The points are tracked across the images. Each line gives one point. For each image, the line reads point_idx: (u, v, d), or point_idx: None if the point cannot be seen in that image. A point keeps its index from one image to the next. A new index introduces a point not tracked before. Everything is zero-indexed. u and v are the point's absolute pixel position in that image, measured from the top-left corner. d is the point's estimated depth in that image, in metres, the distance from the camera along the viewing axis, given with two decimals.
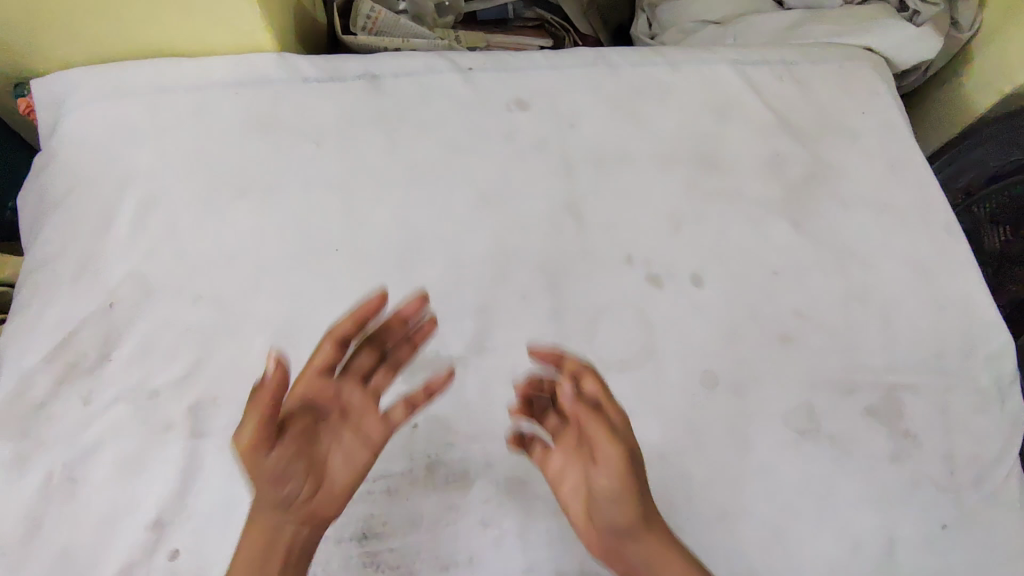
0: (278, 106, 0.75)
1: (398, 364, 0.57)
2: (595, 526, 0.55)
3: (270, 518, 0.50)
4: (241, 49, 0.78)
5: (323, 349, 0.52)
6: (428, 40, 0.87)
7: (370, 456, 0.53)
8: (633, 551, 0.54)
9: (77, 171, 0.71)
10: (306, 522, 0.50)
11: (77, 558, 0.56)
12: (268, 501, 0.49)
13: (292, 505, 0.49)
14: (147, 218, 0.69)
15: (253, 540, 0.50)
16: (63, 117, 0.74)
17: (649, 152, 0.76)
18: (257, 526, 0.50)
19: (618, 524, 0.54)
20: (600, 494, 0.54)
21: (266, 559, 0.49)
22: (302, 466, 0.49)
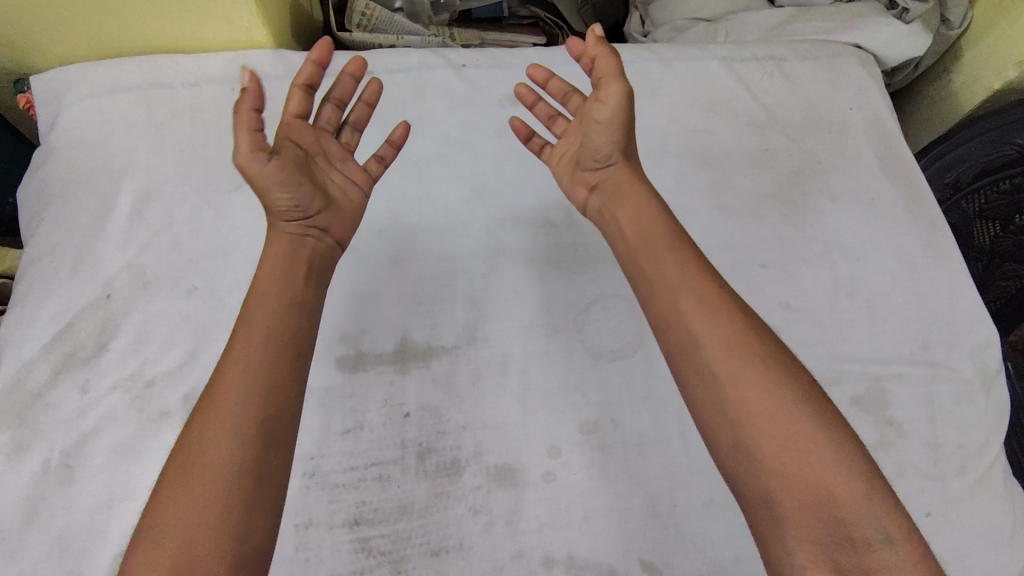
0: (274, 101, 0.76)
1: (359, 125, 0.64)
2: (688, 337, 0.49)
3: (268, 325, 0.49)
4: (238, 46, 0.79)
5: (295, 97, 0.56)
6: (423, 37, 0.88)
7: (361, 192, 0.61)
8: (730, 361, 0.47)
9: (75, 165, 0.72)
10: (311, 271, 0.54)
11: (73, 543, 0.57)
12: (279, 254, 0.53)
13: (291, 275, 0.52)
14: (145, 212, 0.70)
15: (241, 354, 0.47)
16: (62, 112, 0.75)
17: (640, 147, 0.77)
18: (237, 349, 0.48)
19: (704, 336, 0.48)
20: (687, 305, 0.50)
21: (259, 368, 0.47)
22: (302, 170, 0.54)
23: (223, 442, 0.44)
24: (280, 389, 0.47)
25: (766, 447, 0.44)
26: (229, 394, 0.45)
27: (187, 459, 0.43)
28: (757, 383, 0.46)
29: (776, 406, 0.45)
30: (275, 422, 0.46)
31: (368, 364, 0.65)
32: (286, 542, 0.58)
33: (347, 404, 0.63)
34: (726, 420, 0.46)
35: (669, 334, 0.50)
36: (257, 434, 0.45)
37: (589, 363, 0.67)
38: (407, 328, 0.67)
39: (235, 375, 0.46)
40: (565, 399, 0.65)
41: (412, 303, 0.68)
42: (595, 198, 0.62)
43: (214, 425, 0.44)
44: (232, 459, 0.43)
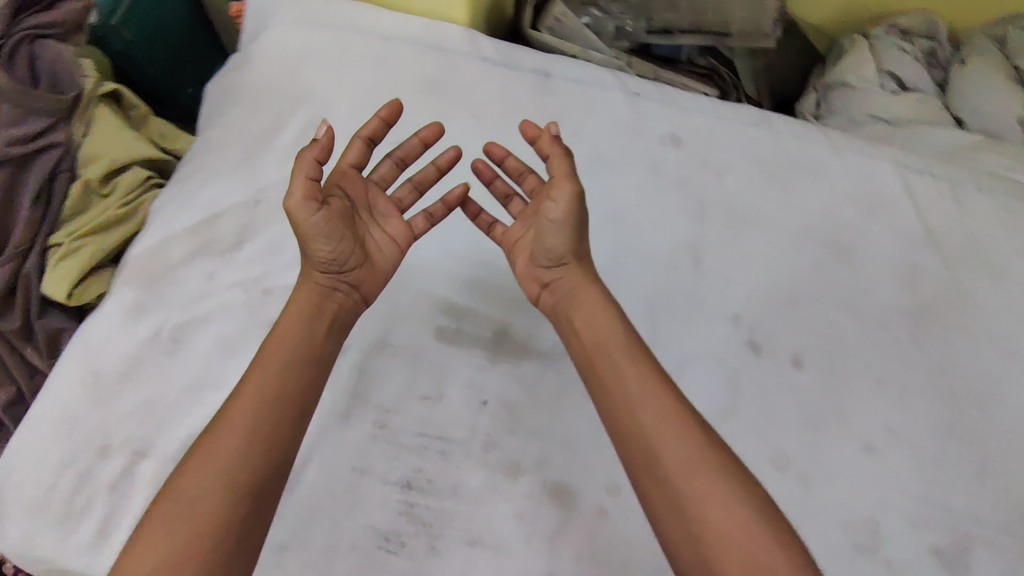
0: (453, 73, 0.79)
1: (423, 184, 0.69)
2: (634, 425, 0.54)
3: (271, 370, 0.54)
4: (437, 16, 0.83)
5: (386, 166, 0.67)
6: (605, 55, 0.86)
7: (398, 251, 0.65)
8: (673, 447, 0.52)
9: (264, 78, 0.78)
10: (331, 325, 0.58)
11: (157, 411, 0.61)
12: (307, 302, 0.58)
13: (314, 342, 0.56)
14: (309, 137, 0.74)
15: (245, 402, 0.52)
16: (265, 31, 0.81)
17: (785, 224, 0.76)
18: (244, 395, 0.52)
19: (650, 420, 0.53)
20: (637, 389, 0.55)
21: (258, 416, 0.51)
22: (344, 221, 0.59)
23: (212, 480, 0.48)
24: (279, 433, 0.51)
25: (714, 523, 0.48)
26: (228, 439, 0.50)
27: (182, 498, 0.47)
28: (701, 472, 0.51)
29: (727, 491, 0.50)
30: (269, 468, 0.50)
31: (463, 342, 0.67)
32: (340, 479, 0.60)
33: (433, 372, 0.65)
34: (671, 508, 0.50)
35: (619, 421, 0.55)
36: (248, 478, 0.49)
37: None
38: (509, 322, 0.68)
39: (231, 424, 0.51)
40: None
41: (521, 301, 0.69)
42: (547, 295, 0.64)
43: (212, 463, 0.49)
44: (226, 496, 0.48)
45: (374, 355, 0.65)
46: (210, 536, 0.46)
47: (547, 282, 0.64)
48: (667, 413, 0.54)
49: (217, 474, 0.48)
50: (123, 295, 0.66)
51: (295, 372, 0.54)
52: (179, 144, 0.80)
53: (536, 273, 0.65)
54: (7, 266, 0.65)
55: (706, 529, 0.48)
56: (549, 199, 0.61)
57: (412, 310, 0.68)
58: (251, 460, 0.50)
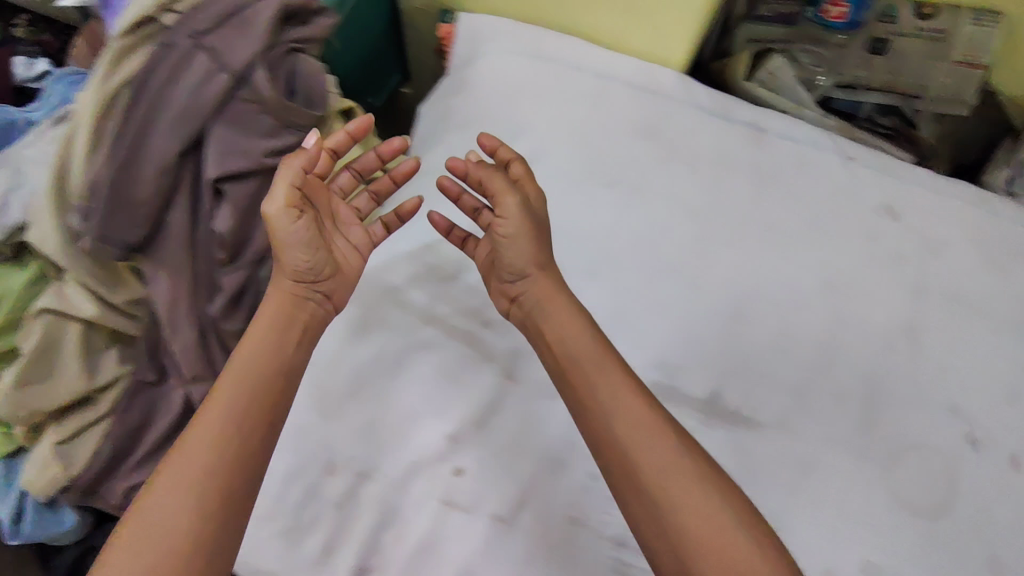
0: (668, 119, 0.78)
1: (379, 192, 0.71)
2: (599, 413, 0.53)
3: (252, 358, 0.55)
4: (651, 57, 0.82)
5: (343, 176, 0.69)
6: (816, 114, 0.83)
7: (362, 259, 0.66)
8: (653, 460, 0.50)
9: (482, 105, 0.78)
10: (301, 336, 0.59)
11: (383, 432, 0.62)
12: (276, 309, 0.59)
13: (283, 341, 0.57)
14: (527, 170, 0.74)
15: (224, 395, 0.53)
16: (480, 58, 0.82)
17: (1006, 314, 0.72)
18: (221, 392, 0.53)
19: (622, 428, 0.52)
20: (621, 412, 0.52)
21: (240, 418, 0.52)
22: (318, 230, 0.60)
23: (194, 468, 0.49)
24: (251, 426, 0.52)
25: (725, 555, 0.46)
26: (207, 435, 0.51)
27: (162, 496, 0.48)
28: (680, 480, 0.49)
29: (695, 497, 0.48)
30: (240, 451, 0.51)
31: (678, 400, 0.66)
32: (556, 528, 0.60)
33: None
34: (660, 522, 0.48)
35: (592, 437, 0.53)
36: (217, 446, 0.50)
37: (885, 505, 0.64)
38: (723, 385, 0.67)
39: (206, 428, 0.51)
40: (853, 527, 0.63)
41: (734, 364, 0.68)
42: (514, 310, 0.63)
43: (199, 453, 0.50)
44: (209, 485, 0.49)
45: None
46: (199, 533, 0.47)
47: (517, 296, 0.62)
48: (645, 418, 0.52)
49: (205, 470, 0.49)
50: (348, 312, 0.67)
51: (271, 376, 0.55)
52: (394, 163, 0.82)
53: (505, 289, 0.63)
54: (241, 273, 0.67)
55: (695, 550, 0.47)
56: (498, 214, 0.61)
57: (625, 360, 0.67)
58: (215, 448, 0.50)
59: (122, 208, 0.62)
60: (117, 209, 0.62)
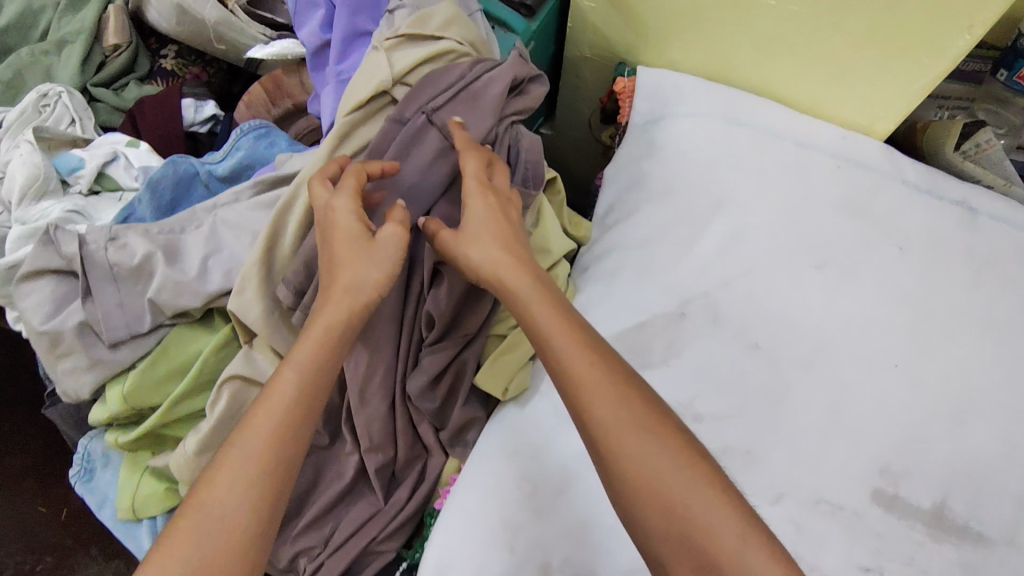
0: (874, 195, 0.74)
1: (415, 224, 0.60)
2: (575, 396, 0.51)
3: (305, 351, 0.53)
4: (848, 125, 0.79)
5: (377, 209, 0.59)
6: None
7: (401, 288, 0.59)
8: (623, 434, 0.49)
9: (678, 173, 0.75)
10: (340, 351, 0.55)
11: (596, 533, 0.60)
12: (336, 317, 0.54)
13: (338, 345, 0.54)
14: (731, 249, 0.71)
15: (286, 377, 0.52)
16: (666, 119, 0.79)
17: None
18: (284, 378, 0.52)
19: (622, 429, 0.49)
20: (560, 347, 0.52)
21: (302, 390, 0.52)
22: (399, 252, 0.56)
23: (251, 468, 0.49)
24: (290, 413, 0.51)
25: (697, 530, 0.47)
26: (268, 421, 0.51)
27: (224, 484, 0.49)
28: (634, 445, 0.49)
29: (654, 465, 0.48)
30: (292, 439, 0.51)
31: (903, 509, 0.62)
32: None
33: (873, 541, 0.60)
34: (649, 516, 0.48)
35: (563, 384, 0.52)
36: (274, 442, 0.50)
37: None
38: (949, 497, 0.62)
39: (275, 401, 0.52)
40: None
41: (961, 474, 0.63)
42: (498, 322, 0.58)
43: (247, 455, 0.50)
44: (262, 485, 0.49)
45: (809, 509, 0.61)
46: (250, 519, 0.48)
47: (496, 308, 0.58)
48: (646, 421, 0.50)
49: (254, 464, 0.49)
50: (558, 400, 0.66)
51: (319, 365, 0.53)
52: (579, 231, 0.77)
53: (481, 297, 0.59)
54: (445, 354, 0.64)
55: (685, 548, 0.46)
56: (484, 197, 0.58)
57: (845, 464, 0.63)
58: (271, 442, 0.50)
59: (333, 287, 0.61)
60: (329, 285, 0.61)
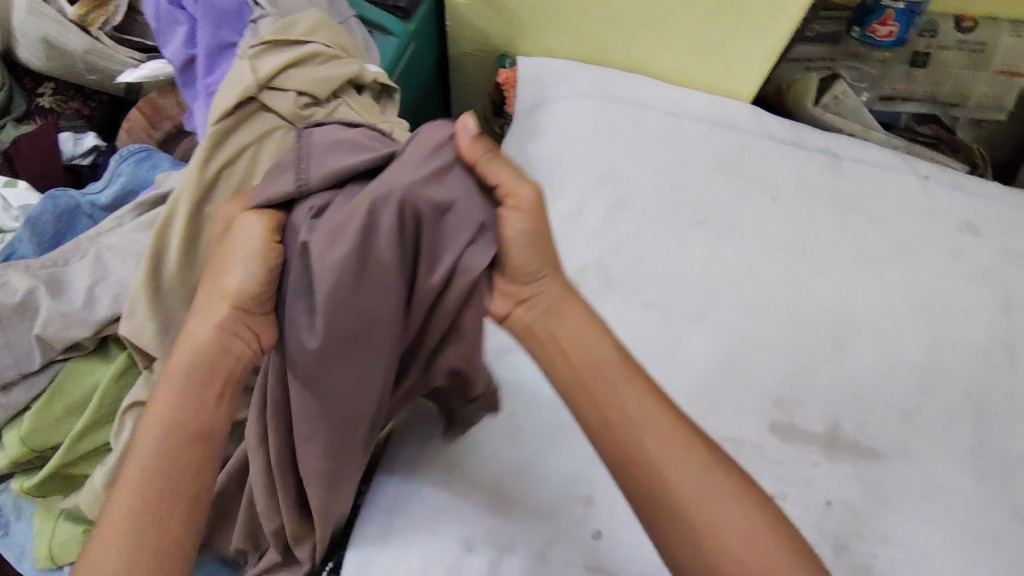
0: (745, 154, 0.79)
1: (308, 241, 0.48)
2: (624, 431, 0.46)
3: (166, 406, 0.48)
4: (714, 91, 0.84)
5: None
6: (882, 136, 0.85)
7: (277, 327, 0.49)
8: (675, 464, 0.45)
9: (562, 150, 0.78)
10: (225, 391, 0.49)
11: (510, 496, 0.61)
12: (200, 342, 0.48)
13: (199, 388, 0.48)
14: (618, 217, 0.74)
15: (151, 428, 0.47)
16: (547, 103, 0.82)
17: None
18: (144, 434, 0.47)
19: (662, 457, 0.45)
20: (609, 379, 0.48)
21: (176, 421, 0.47)
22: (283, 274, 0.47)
23: (124, 532, 0.44)
24: (164, 468, 0.46)
25: (702, 520, 0.44)
26: (137, 478, 0.46)
27: (105, 528, 0.45)
28: (665, 449, 0.46)
29: (672, 460, 0.45)
30: (161, 505, 0.45)
31: (798, 437, 0.66)
32: None
33: (775, 469, 0.64)
34: (648, 499, 0.45)
35: (603, 418, 0.47)
36: (155, 478, 0.46)
37: (1010, 521, 0.65)
38: (838, 419, 0.67)
39: (142, 455, 0.46)
40: (985, 549, 0.63)
41: (846, 395, 0.68)
42: (523, 313, 0.49)
43: (118, 519, 0.45)
44: (130, 548, 0.44)
45: None
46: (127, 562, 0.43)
47: (524, 304, 0.49)
48: (691, 447, 0.46)
49: (127, 528, 0.44)
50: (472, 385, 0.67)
51: (184, 413, 0.47)
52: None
53: (505, 293, 0.49)
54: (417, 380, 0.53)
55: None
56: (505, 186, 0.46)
57: (741, 402, 0.66)
58: (151, 479, 0.46)
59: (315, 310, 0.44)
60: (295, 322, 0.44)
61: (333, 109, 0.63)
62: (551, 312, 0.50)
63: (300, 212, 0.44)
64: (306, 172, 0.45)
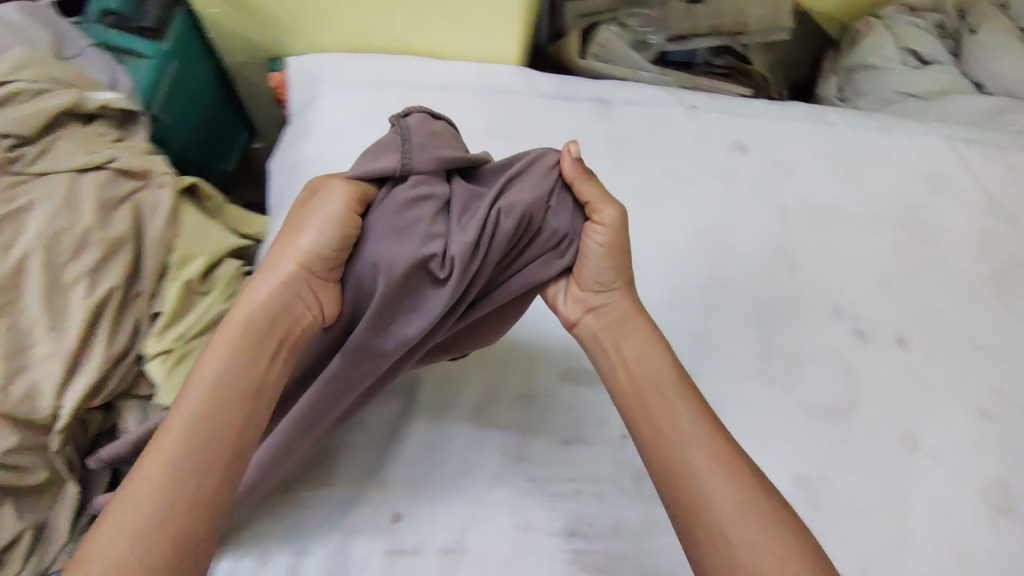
0: (518, 113, 0.79)
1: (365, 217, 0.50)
2: (669, 436, 0.50)
3: (234, 351, 0.46)
4: (483, 58, 0.84)
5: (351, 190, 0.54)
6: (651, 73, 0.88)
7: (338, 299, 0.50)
8: (705, 469, 0.48)
9: (332, 146, 0.77)
10: (280, 349, 0.48)
11: (304, 501, 0.60)
12: (267, 293, 0.48)
13: (258, 348, 0.47)
14: None
15: (210, 365, 0.45)
16: (316, 100, 0.80)
17: (863, 212, 0.78)
18: (202, 369, 0.45)
19: (701, 464, 0.48)
20: (656, 395, 0.52)
21: (219, 386, 0.44)
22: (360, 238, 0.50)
23: (177, 467, 0.41)
24: (225, 410, 0.44)
25: (731, 529, 0.46)
26: (188, 414, 0.43)
27: (132, 487, 0.41)
28: (709, 467, 0.48)
29: (711, 467, 0.48)
30: (221, 455, 0.42)
31: (586, 378, 0.69)
32: (508, 538, 0.60)
33: (569, 415, 0.67)
34: (691, 506, 0.47)
35: (647, 423, 0.51)
36: (197, 439, 0.42)
37: (801, 418, 0.68)
38: None
39: (197, 391, 0.44)
40: (777, 448, 0.66)
41: None
42: (591, 320, 0.56)
43: (171, 444, 0.42)
44: (181, 487, 0.41)
45: None
46: (156, 526, 0.39)
47: (593, 308, 0.56)
48: (731, 463, 0.49)
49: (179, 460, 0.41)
50: None
51: (246, 362, 0.46)
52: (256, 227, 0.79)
53: (579, 294, 0.56)
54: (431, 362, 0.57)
55: None
56: (593, 220, 0.52)
57: None
58: (190, 442, 0.42)
59: (408, 307, 0.49)
60: (382, 316, 0.48)
61: (48, 145, 0.64)
62: (617, 325, 0.56)
63: (384, 200, 0.48)
64: (411, 157, 0.49)
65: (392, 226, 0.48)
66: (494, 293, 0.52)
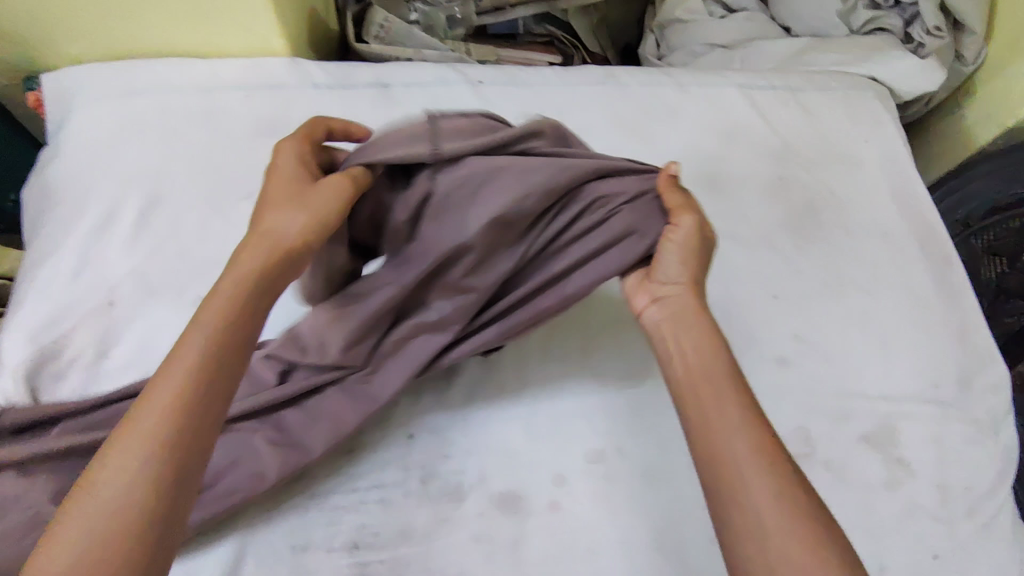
0: (289, 111, 0.75)
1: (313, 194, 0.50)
2: (713, 423, 0.46)
3: (221, 309, 0.43)
4: (254, 53, 0.79)
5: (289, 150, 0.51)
6: (440, 52, 0.85)
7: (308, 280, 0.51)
8: (743, 455, 0.44)
9: (85, 164, 0.71)
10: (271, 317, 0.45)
11: None
12: (260, 261, 0.45)
13: (255, 311, 0.44)
14: (152, 218, 0.69)
15: (196, 332, 0.41)
16: (69, 116, 0.74)
17: (656, 171, 0.76)
18: (188, 335, 0.41)
19: (743, 454, 0.44)
20: (712, 382, 0.49)
21: (218, 339, 0.41)
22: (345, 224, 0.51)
23: (162, 436, 0.38)
24: (218, 372, 0.41)
25: (764, 523, 0.42)
26: (181, 376, 0.40)
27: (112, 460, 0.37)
28: (756, 465, 0.44)
29: (751, 458, 0.44)
30: (210, 421, 0.40)
31: None
32: (282, 563, 0.56)
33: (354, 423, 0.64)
34: (734, 502, 0.43)
35: (695, 411, 0.48)
36: (187, 405, 0.39)
37: (596, 391, 0.67)
38: None
39: (184, 356, 0.41)
40: (571, 426, 0.65)
41: None
42: (654, 311, 0.54)
43: (155, 411, 0.38)
44: (170, 458, 0.37)
45: None
46: (150, 496, 0.36)
47: (657, 299, 0.55)
48: (768, 453, 0.45)
49: (166, 428, 0.38)
50: None
51: (238, 328, 0.43)
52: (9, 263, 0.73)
53: (648, 285, 0.55)
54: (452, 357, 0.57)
55: None
56: (671, 221, 0.54)
57: None
58: (187, 400, 0.39)
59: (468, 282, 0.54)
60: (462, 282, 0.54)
61: None
62: (677, 316, 0.53)
63: (442, 183, 0.51)
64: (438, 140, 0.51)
65: (460, 201, 0.51)
66: (541, 281, 0.55)
